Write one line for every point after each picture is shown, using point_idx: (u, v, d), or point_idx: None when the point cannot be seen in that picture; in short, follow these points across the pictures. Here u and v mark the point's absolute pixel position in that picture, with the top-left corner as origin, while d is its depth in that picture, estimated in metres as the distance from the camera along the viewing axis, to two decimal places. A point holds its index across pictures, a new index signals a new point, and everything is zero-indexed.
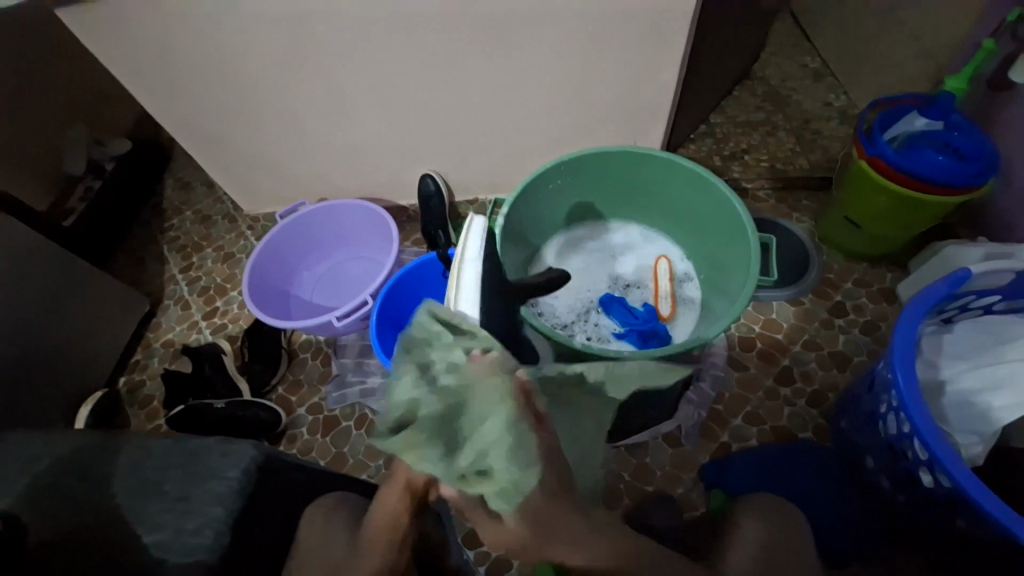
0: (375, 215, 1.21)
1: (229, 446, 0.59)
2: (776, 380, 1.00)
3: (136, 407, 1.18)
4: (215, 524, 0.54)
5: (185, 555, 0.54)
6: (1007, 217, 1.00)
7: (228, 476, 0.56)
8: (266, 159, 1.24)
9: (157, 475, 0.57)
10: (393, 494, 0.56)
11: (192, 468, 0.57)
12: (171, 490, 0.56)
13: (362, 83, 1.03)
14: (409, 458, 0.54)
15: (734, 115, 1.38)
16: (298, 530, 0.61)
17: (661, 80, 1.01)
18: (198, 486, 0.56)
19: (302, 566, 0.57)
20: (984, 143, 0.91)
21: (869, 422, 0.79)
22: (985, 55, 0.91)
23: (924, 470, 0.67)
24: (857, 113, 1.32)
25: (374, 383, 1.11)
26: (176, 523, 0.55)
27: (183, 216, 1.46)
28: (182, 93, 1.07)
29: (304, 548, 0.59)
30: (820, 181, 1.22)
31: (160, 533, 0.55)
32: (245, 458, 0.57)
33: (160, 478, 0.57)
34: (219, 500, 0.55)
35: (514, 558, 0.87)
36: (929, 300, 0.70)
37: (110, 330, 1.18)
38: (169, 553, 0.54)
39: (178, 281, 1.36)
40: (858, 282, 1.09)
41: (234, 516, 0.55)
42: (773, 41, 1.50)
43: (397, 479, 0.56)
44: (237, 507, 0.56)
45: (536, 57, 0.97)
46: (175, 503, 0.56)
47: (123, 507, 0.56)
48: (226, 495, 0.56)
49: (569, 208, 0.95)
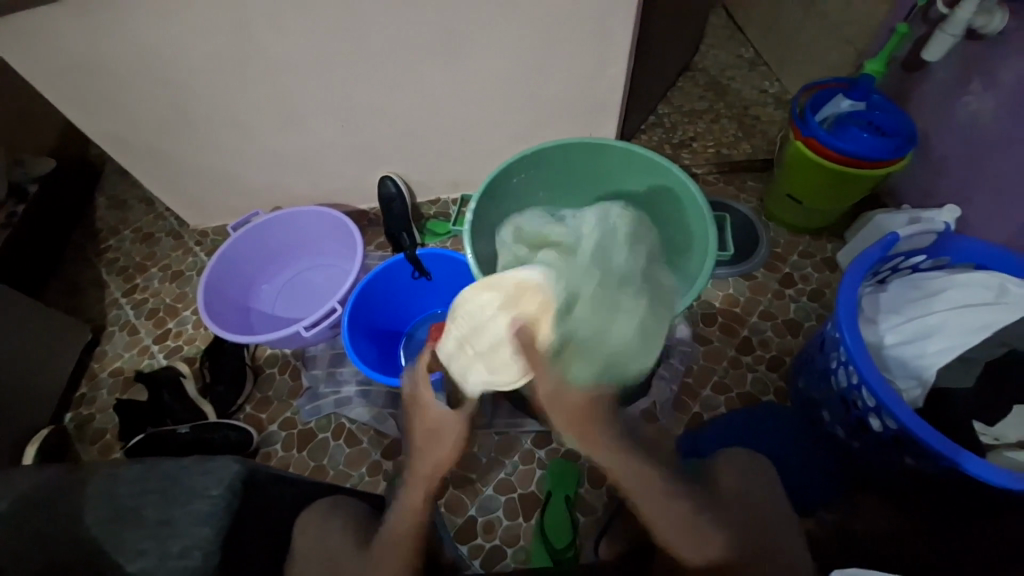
0: (336, 221, 1.18)
1: (211, 464, 0.58)
2: (738, 350, 1.06)
3: (87, 443, 1.09)
4: (204, 543, 0.54)
5: None
6: (924, 184, 1.11)
7: (213, 494, 0.56)
8: (213, 169, 1.18)
9: (135, 501, 0.55)
10: (420, 490, 0.64)
11: (172, 492, 0.56)
12: (151, 516, 0.54)
13: (316, 88, 1.01)
14: (429, 441, 0.69)
15: (680, 105, 1.45)
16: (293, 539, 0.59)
17: (613, 73, 1.04)
18: (182, 507, 0.55)
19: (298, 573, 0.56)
20: (902, 122, 1.02)
21: (823, 377, 0.86)
22: (900, 38, 1.01)
23: (873, 415, 0.75)
24: (790, 98, 1.42)
25: (349, 392, 1.08)
26: (160, 548, 0.53)
27: (121, 236, 1.37)
28: (113, 102, 1.00)
29: (300, 556, 0.57)
30: (762, 164, 1.31)
31: (146, 560, 0.53)
32: (229, 474, 0.57)
33: (138, 503, 0.55)
34: (206, 520, 0.54)
35: (508, 547, 0.88)
36: (865, 263, 0.78)
37: (49, 363, 1.09)
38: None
39: (122, 305, 1.27)
40: (802, 253, 1.17)
41: (223, 536, 0.54)
42: (710, 34, 1.58)
43: (425, 472, 0.66)
44: (226, 525, 0.55)
45: (491, 55, 0.98)
46: (157, 527, 0.54)
47: (99, 539, 0.54)
48: (212, 513, 0.55)
49: (534, 201, 0.97)
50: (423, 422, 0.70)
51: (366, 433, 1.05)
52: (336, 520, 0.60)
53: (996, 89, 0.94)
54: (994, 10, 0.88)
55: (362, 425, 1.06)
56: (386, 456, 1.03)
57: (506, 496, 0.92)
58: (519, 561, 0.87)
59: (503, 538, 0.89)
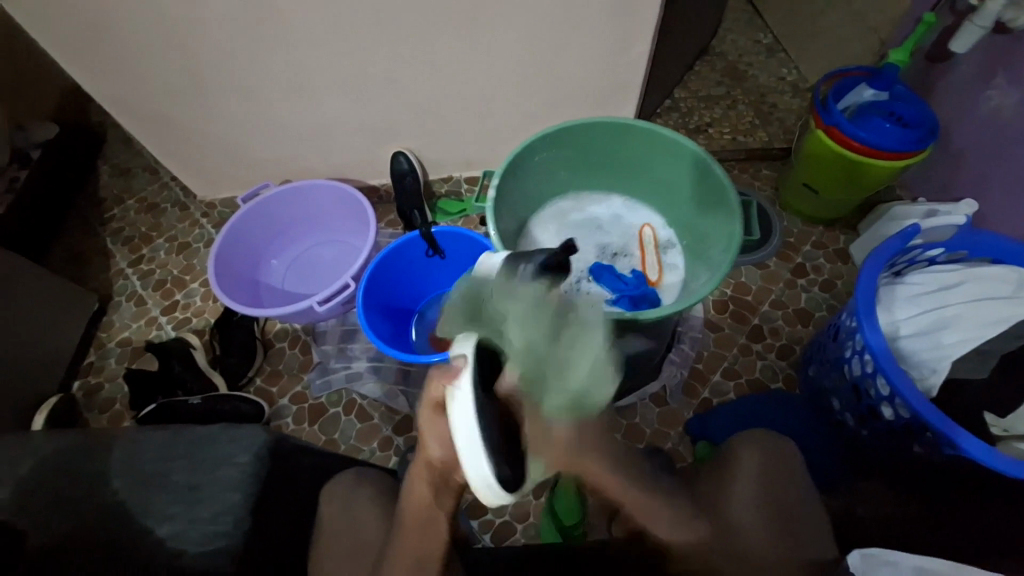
0: (348, 196, 1.16)
1: (237, 432, 0.63)
2: (748, 338, 1.07)
3: (96, 412, 1.09)
4: (233, 510, 0.58)
5: (203, 544, 0.56)
6: (943, 177, 1.10)
7: (240, 460, 0.61)
8: (223, 140, 1.16)
9: (163, 468, 0.59)
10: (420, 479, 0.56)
11: (199, 457, 0.60)
12: (179, 480, 0.59)
13: (330, 58, 0.98)
14: (436, 441, 0.53)
15: (697, 90, 1.42)
16: (320, 506, 0.64)
17: (635, 53, 1.02)
18: (208, 474, 0.60)
19: (332, 537, 0.61)
20: (924, 112, 0.99)
21: (834, 366, 0.87)
22: (925, 28, 1.00)
23: (885, 404, 0.76)
24: (808, 86, 1.40)
25: (360, 368, 1.08)
26: (190, 512, 0.57)
27: (125, 205, 1.34)
28: (122, 65, 0.98)
29: (329, 521, 0.62)
30: (778, 152, 1.30)
31: (175, 524, 0.57)
32: (256, 442, 0.63)
33: (165, 469, 0.59)
34: (236, 486, 0.59)
35: (518, 523, 0.90)
36: (886, 253, 0.78)
37: (58, 331, 1.08)
38: (188, 544, 0.56)
39: (128, 275, 1.25)
40: (815, 244, 1.17)
41: (252, 502, 0.59)
42: (729, 17, 1.54)
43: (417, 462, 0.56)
44: (255, 492, 0.59)
45: (511, 30, 0.96)
46: (186, 492, 0.58)
47: (127, 501, 0.57)
48: (241, 481, 0.59)
49: (554, 182, 0.97)
50: (432, 422, 0.54)
51: (376, 410, 1.06)
52: (366, 487, 0.64)
53: (1020, 83, 0.93)
54: None
55: (373, 401, 1.06)
56: (397, 432, 1.03)
57: None
58: (529, 536, 0.89)
59: (512, 515, 0.91)
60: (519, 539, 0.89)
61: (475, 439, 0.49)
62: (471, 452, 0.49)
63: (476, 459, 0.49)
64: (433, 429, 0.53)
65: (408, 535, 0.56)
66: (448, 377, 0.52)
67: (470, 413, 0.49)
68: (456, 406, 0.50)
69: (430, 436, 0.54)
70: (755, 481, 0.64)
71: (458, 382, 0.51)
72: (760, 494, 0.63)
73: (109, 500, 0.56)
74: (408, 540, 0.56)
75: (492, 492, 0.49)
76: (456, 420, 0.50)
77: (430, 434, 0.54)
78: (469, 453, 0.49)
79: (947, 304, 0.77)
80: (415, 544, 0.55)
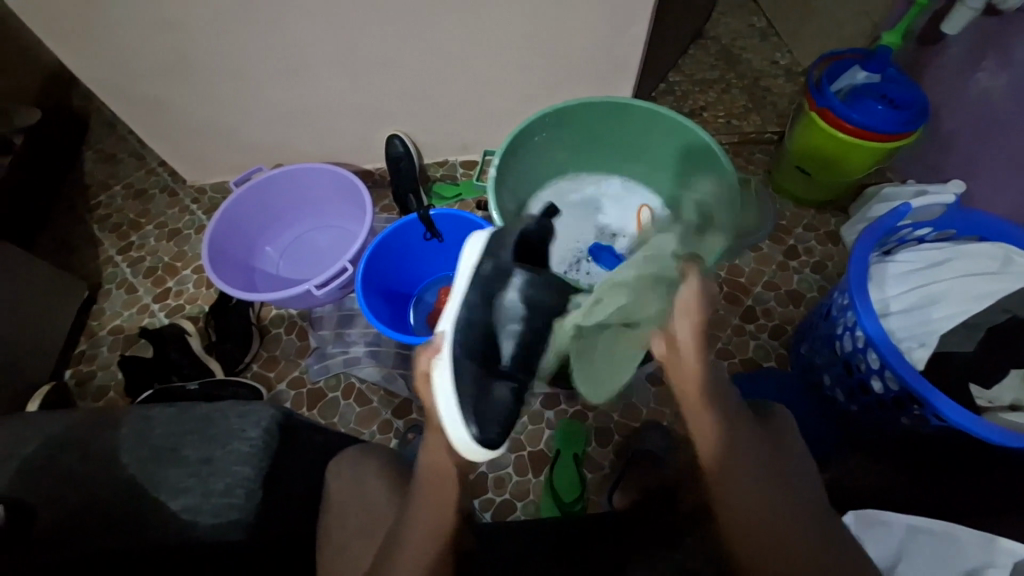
0: (342, 180, 1.14)
1: (246, 408, 0.67)
2: (742, 319, 1.09)
3: (90, 400, 1.08)
4: (245, 483, 0.62)
5: (217, 515, 0.60)
6: (933, 159, 1.12)
7: (251, 435, 0.65)
8: (213, 123, 1.14)
9: (173, 442, 0.62)
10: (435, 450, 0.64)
11: (210, 432, 0.64)
12: (190, 455, 0.62)
13: (322, 39, 0.96)
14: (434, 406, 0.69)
15: (691, 74, 1.42)
16: (327, 482, 0.64)
17: (632, 34, 1.01)
18: (220, 447, 0.63)
19: (341, 512, 0.62)
20: (915, 94, 1.00)
21: (826, 344, 0.89)
22: (918, 10, 1.01)
23: (875, 377, 0.79)
24: (800, 70, 1.40)
25: (358, 352, 1.08)
26: (204, 485, 0.61)
27: (112, 192, 1.32)
28: (109, 45, 0.95)
29: (338, 497, 0.63)
30: (771, 137, 1.31)
31: (190, 497, 0.60)
32: (265, 417, 0.66)
33: (176, 444, 0.62)
34: (245, 461, 0.63)
35: (518, 501, 0.92)
36: (878, 231, 0.80)
37: (49, 320, 1.06)
38: (202, 515, 0.60)
39: (117, 263, 1.23)
40: (807, 226, 1.18)
41: (261, 475, 0.63)
42: (723, 1, 1.54)
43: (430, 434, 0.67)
44: (264, 466, 0.64)
45: (506, 9, 0.94)
46: (198, 466, 0.61)
47: (139, 477, 0.59)
48: (251, 454, 0.63)
49: (553, 161, 0.97)
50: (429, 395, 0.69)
51: (376, 393, 1.06)
52: (371, 462, 0.66)
53: (1010, 66, 0.94)
54: None
55: (372, 385, 1.07)
56: (397, 415, 1.04)
57: (517, 454, 0.95)
58: (529, 514, 0.91)
59: (513, 493, 0.92)
60: (520, 516, 0.91)
61: (452, 405, 0.65)
62: (449, 413, 0.64)
63: (452, 421, 0.64)
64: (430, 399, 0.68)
65: (428, 494, 0.60)
66: (429, 354, 0.69)
67: (450, 384, 0.65)
68: (439, 382, 0.66)
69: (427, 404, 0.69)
70: (766, 445, 0.64)
71: (437, 356, 0.68)
72: (768, 455, 0.63)
73: (121, 477, 0.59)
74: (430, 496, 0.59)
75: (461, 443, 0.63)
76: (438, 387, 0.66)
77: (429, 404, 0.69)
78: (446, 415, 0.64)
79: (935, 280, 0.79)
80: (434, 501, 0.59)
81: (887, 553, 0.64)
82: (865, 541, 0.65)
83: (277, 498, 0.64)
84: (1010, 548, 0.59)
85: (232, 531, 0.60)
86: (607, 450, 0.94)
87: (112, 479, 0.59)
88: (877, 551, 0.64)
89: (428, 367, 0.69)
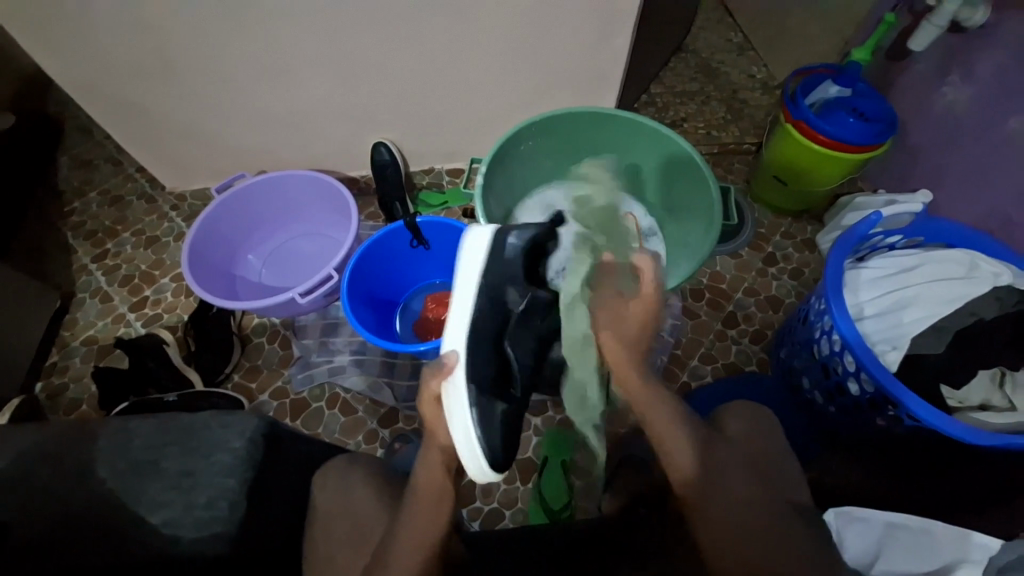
0: (328, 187, 1.13)
1: (229, 419, 0.65)
2: (723, 324, 1.11)
3: (61, 413, 1.04)
4: (229, 495, 0.60)
5: (200, 529, 0.59)
6: (903, 169, 1.17)
7: (234, 446, 0.62)
8: (195, 128, 1.12)
9: (153, 455, 0.60)
10: (433, 469, 0.62)
11: (191, 444, 0.62)
12: (171, 467, 0.60)
13: (308, 45, 0.96)
14: (443, 427, 0.64)
15: (672, 86, 1.46)
16: (312, 495, 0.63)
17: (614, 47, 1.03)
18: (203, 459, 0.61)
19: (328, 523, 0.61)
20: (883, 107, 1.04)
21: (804, 347, 0.91)
22: (885, 27, 1.06)
23: (851, 380, 0.81)
24: (776, 84, 1.45)
25: (343, 361, 1.07)
26: (185, 498, 0.59)
27: (87, 198, 1.28)
28: (87, 48, 0.93)
29: (325, 509, 0.62)
30: (749, 148, 1.35)
31: (171, 511, 0.58)
32: (249, 428, 0.64)
33: (156, 456, 0.60)
34: (231, 472, 0.61)
35: (506, 509, 0.91)
36: (851, 238, 0.83)
37: (18, 330, 1.02)
38: (183, 529, 0.58)
39: (91, 271, 1.20)
40: (784, 234, 1.22)
41: (246, 486, 0.62)
42: (701, 17, 1.59)
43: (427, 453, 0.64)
44: (250, 476, 0.62)
45: (493, 20, 0.96)
46: (179, 479, 0.60)
47: (117, 491, 0.58)
48: (234, 467, 0.61)
49: (539, 170, 0.99)
50: (434, 416, 0.65)
51: (361, 403, 1.05)
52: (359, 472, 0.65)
53: (973, 80, 1.00)
54: (977, 3, 0.93)
55: (357, 394, 1.05)
56: (382, 424, 1.03)
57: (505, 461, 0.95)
58: (517, 522, 0.91)
59: (501, 501, 0.92)
60: (508, 524, 0.90)
61: (468, 425, 0.62)
62: (462, 431, 0.62)
63: (467, 438, 0.62)
64: (435, 416, 0.65)
65: (422, 509, 0.58)
66: (441, 376, 0.64)
67: (464, 405, 0.62)
68: (455, 404, 0.62)
69: (433, 425, 0.65)
70: (742, 449, 0.65)
71: (452, 378, 0.63)
72: (745, 460, 0.64)
73: (99, 490, 0.57)
74: (423, 509, 0.58)
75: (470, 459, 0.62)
76: (453, 413, 0.63)
77: (434, 425, 0.65)
78: (461, 435, 0.62)
79: (906, 285, 0.83)
80: (430, 514, 0.58)
81: (866, 546, 0.66)
82: (845, 535, 0.66)
83: (262, 510, 0.62)
84: (984, 542, 0.62)
85: (213, 546, 0.59)
86: None
87: (89, 492, 0.57)
88: (857, 545, 0.66)
89: (440, 390, 0.63)
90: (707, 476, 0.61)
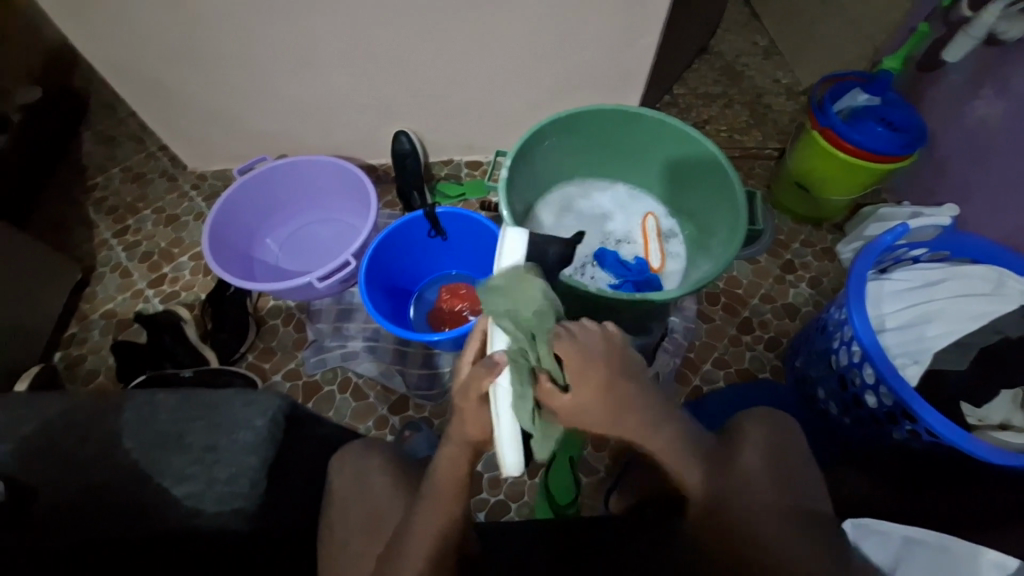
0: (349, 174, 1.13)
1: (251, 397, 0.63)
2: (738, 329, 1.10)
3: (78, 384, 1.06)
4: (250, 473, 0.60)
5: (221, 503, 0.60)
6: (928, 181, 1.15)
7: (256, 425, 0.61)
8: (219, 110, 1.13)
9: (177, 429, 0.61)
10: (456, 463, 0.56)
11: (215, 420, 0.61)
12: (195, 442, 0.60)
13: (335, 31, 0.96)
14: (477, 424, 0.54)
15: (695, 87, 1.45)
16: (330, 477, 0.65)
17: (642, 44, 1.02)
18: (226, 435, 0.61)
19: (344, 504, 0.62)
20: (914, 118, 1.02)
21: (821, 357, 0.91)
22: (920, 38, 1.03)
23: (869, 393, 0.81)
24: (801, 89, 1.43)
25: (356, 347, 1.08)
26: (208, 473, 0.60)
27: (110, 174, 1.30)
28: (116, 25, 0.94)
29: (341, 492, 0.63)
30: (771, 153, 1.33)
31: (193, 484, 0.60)
32: (272, 407, 0.62)
33: (181, 430, 0.61)
34: (251, 450, 0.60)
35: (512, 502, 0.92)
36: (876, 250, 0.82)
37: (40, 301, 1.04)
38: (204, 503, 0.60)
39: (112, 246, 1.21)
40: (804, 242, 1.21)
41: (268, 464, 0.61)
42: (728, 17, 1.57)
43: (453, 443, 0.56)
44: (271, 456, 0.61)
45: (520, 13, 0.95)
46: (202, 454, 0.60)
47: (141, 462, 0.59)
48: (258, 444, 0.61)
49: (562, 166, 0.99)
50: (474, 413, 0.54)
51: (372, 389, 1.06)
52: (375, 457, 0.66)
53: (1007, 95, 0.98)
54: (1017, 17, 0.90)
55: (369, 380, 1.06)
56: (392, 411, 1.03)
57: None
58: (522, 515, 0.92)
59: (507, 494, 0.93)
60: (513, 517, 0.92)
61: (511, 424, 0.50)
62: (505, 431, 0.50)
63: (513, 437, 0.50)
64: (473, 413, 0.53)
65: (437, 501, 0.56)
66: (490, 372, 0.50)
67: (513, 404, 0.50)
68: (503, 404, 0.50)
69: (468, 420, 0.54)
70: (762, 457, 0.62)
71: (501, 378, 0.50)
72: (767, 468, 0.61)
73: (123, 461, 0.59)
74: (447, 494, 0.56)
75: (512, 464, 0.49)
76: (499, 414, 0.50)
77: (471, 421, 0.54)
78: (507, 436, 0.49)
79: (930, 299, 0.81)
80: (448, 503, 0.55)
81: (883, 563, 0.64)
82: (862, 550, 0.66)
83: (278, 489, 0.63)
84: (1000, 561, 0.61)
85: (232, 521, 0.59)
86: (602, 454, 0.95)
87: (113, 462, 0.58)
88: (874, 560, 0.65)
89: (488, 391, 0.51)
90: (727, 485, 0.60)
